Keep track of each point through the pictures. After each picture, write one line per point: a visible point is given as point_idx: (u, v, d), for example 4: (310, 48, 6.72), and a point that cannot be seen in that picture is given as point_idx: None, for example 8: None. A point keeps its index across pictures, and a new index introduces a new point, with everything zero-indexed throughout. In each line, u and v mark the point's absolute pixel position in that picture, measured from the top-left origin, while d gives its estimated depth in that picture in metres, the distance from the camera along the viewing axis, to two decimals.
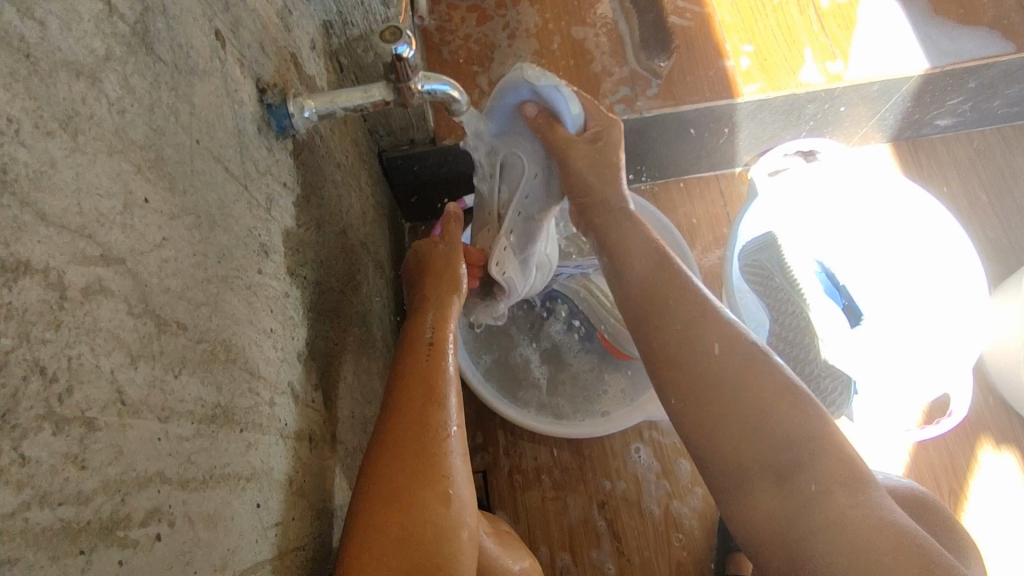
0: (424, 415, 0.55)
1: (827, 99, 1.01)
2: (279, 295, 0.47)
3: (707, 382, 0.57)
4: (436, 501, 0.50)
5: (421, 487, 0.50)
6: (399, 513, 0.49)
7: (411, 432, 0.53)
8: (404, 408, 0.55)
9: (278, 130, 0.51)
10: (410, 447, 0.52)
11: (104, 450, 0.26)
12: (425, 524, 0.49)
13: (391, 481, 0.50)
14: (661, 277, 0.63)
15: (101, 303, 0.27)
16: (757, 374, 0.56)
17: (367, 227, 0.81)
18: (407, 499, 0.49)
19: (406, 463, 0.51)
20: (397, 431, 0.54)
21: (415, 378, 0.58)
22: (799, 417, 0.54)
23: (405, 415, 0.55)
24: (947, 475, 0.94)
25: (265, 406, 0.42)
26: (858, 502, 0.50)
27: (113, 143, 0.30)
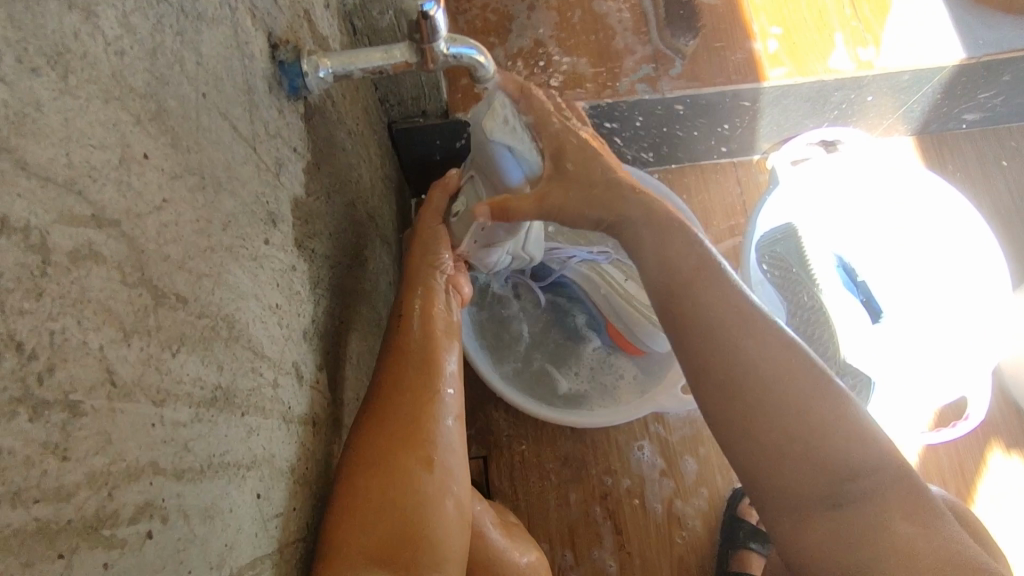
0: (423, 387, 0.53)
1: (856, 88, 0.97)
2: (285, 267, 0.44)
3: (765, 402, 0.48)
4: (424, 469, 0.48)
5: (415, 458, 0.48)
6: (388, 481, 0.46)
7: (410, 403, 0.51)
8: (400, 377, 0.53)
9: (290, 89, 0.47)
10: (404, 418, 0.50)
11: (91, 437, 0.23)
12: (410, 496, 0.47)
13: (381, 449, 0.48)
14: (698, 271, 0.51)
15: (91, 270, 0.24)
16: (820, 389, 0.48)
17: (375, 199, 0.77)
18: (398, 466, 0.47)
19: (399, 432, 0.49)
20: (394, 401, 0.51)
21: (414, 346, 0.55)
22: (861, 448, 0.47)
23: (402, 386, 0.52)
24: (955, 478, 0.91)
25: (268, 387, 0.39)
26: (923, 532, 0.45)
27: (108, 88, 0.26)
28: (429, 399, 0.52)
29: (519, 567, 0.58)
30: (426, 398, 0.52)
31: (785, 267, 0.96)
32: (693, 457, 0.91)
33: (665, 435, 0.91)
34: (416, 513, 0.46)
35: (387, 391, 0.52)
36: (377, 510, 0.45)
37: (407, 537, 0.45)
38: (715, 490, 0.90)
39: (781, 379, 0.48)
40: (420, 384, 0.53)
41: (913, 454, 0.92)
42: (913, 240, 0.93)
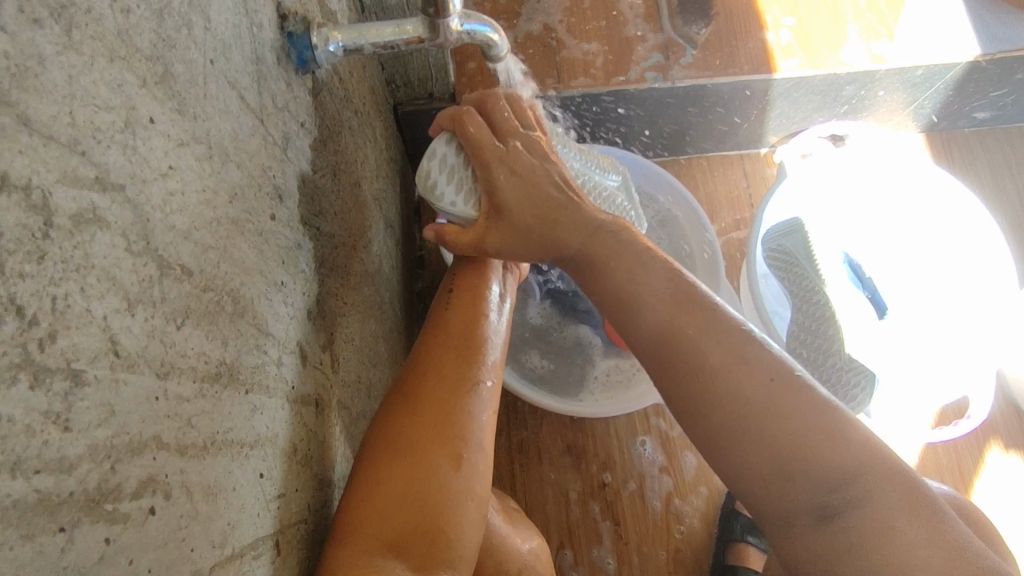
0: (460, 378, 0.51)
1: (868, 81, 0.96)
2: (291, 245, 0.43)
3: (729, 421, 0.45)
4: (450, 465, 0.46)
5: (443, 452, 0.46)
6: (412, 471, 0.45)
7: (440, 389, 0.50)
8: (438, 363, 0.52)
9: (298, 63, 0.46)
10: (434, 408, 0.48)
11: (94, 409, 0.22)
12: (434, 490, 0.45)
13: (414, 437, 0.47)
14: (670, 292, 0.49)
15: (94, 235, 0.23)
16: (787, 399, 0.44)
17: (380, 181, 0.76)
18: (422, 459, 0.46)
19: (431, 421, 0.48)
20: (427, 386, 0.50)
21: (454, 334, 0.54)
22: (837, 453, 0.43)
23: (437, 373, 0.51)
24: (954, 476, 0.91)
25: (272, 366, 0.38)
26: (922, 533, 0.41)
27: (114, 47, 0.25)
28: (464, 390, 0.50)
29: (521, 556, 0.57)
30: (461, 389, 0.50)
31: (791, 263, 0.89)
32: (694, 454, 0.90)
33: (666, 429, 0.91)
34: (434, 506, 0.45)
35: (420, 377, 0.51)
36: (399, 493, 0.44)
37: (424, 530, 0.44)
38: (714, 484, 0.89)
39: (748, 393, 0.45)
40: (457, 374, 0.51)
41: (913, 453, 0.92)
42: (919, 238, 0.93)
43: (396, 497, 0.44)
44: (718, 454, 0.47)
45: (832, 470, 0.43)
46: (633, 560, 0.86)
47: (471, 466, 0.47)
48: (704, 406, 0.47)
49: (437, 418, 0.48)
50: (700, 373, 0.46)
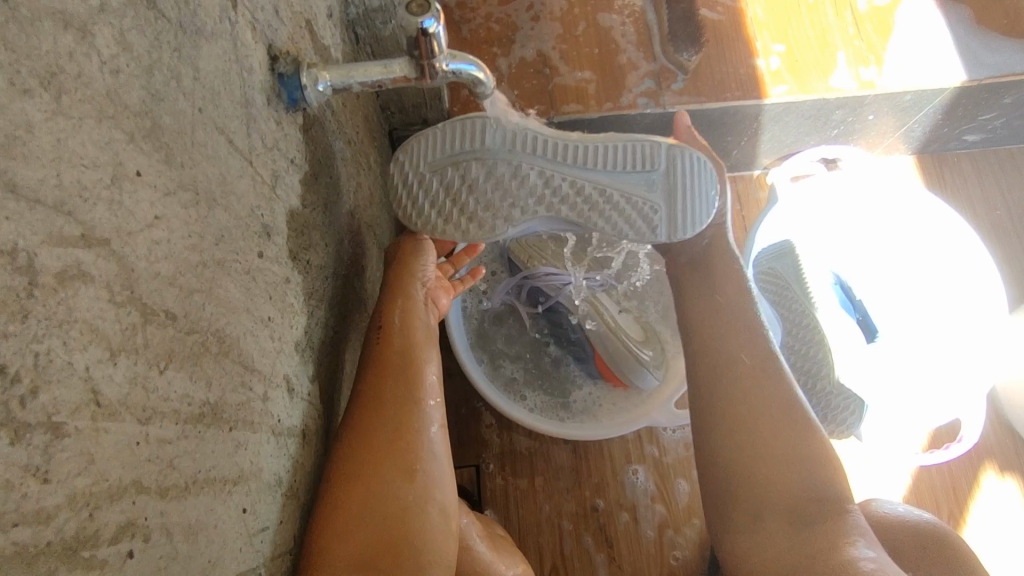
0: (405, 399, 0.53)
1: (857, 106, 0.97)
2: (280, 279, 0.44)
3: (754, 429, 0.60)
4: (403, 480, 0.49)
5: (399, 473, 0.49)
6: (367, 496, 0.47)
7: (385, 413, 0.51)
8: (378, 386, 0.52)
9: (289, 101, 0.48)
10: (386, 433, 0.50)
11: (73, 459, 0.23)
12: (394, 505, 0.48)
13: (363, 463, 0.48)
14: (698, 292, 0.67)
15: (78, 290, 0.24)
16: (784, 414, 0.61)
17: (374, 208, 0.77)
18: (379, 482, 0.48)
19: (379, 445, 0.49)
20: (374, 411, 0.51)
21: (395, 353, 0.55)
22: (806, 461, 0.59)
23: (380, 395, 0.52)
24: (948, 499, 0.91)
25: (258, 401, 0.39)
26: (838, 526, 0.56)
27: (102, 107, 0.26)
28: (410, 410, 0.52)
29: None
30: (407, 408, 0.52)
31: (782, 286, 0.92)
32: (686, 482, 0.90)
33: (660, 457, 0.91)
34: (395, 522, 0.47)
35: (365, 402, 0.51)
36: (356, 519, 0.46)
37: (389, 545, 0.47)
38: None
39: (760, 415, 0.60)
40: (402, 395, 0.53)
41: (905, 475, 0.92)
42: (914, 263, 0.93)
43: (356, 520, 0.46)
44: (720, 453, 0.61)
45: (800, 465, 0.58)
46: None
47: (426, 478, 0.50)
48: (727, 412, 0.61)
49: (386, 440, 0.50)
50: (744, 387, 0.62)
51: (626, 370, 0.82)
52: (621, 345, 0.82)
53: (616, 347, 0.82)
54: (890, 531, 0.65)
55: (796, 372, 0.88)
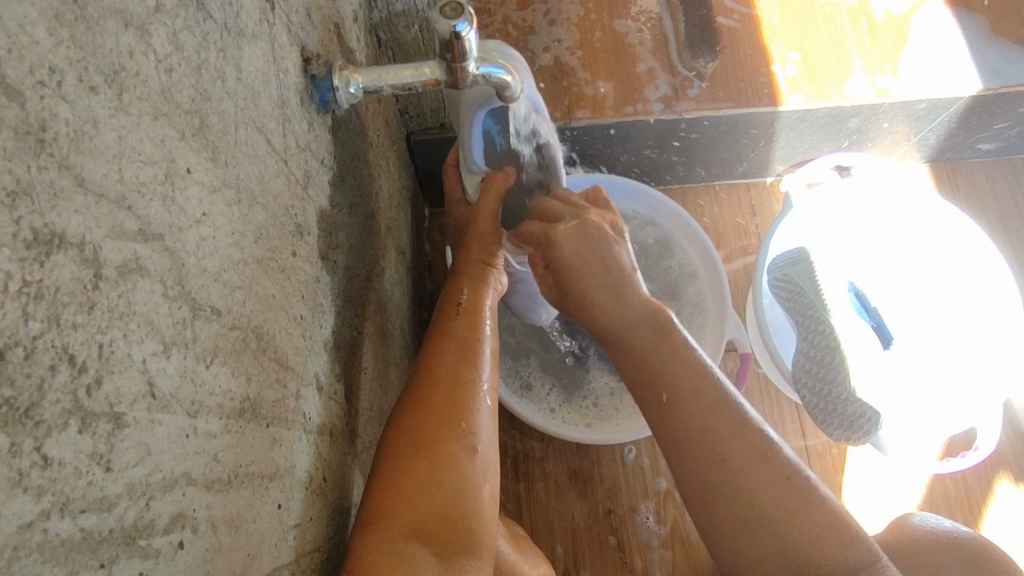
0: (463, 376, 0.53)
1: (872, 114, 0.97)
2: (310, 279, 0.45)
3: (734, 477, 0.53)
4: (466, 456, 0.49)
5: (460, 450, 0.49)
6: (428, 470, 0.47)
7: (450, 390, 0.52)
8: (443, 365, 0.54)
9: (320, 103, 0.48)
10: (450, 412, 0.51)
11: (131, 449, 0.23)
12: (454, 482, 0.47)
13: (429, 435, 0.49)
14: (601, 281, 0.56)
15: (136, 283, 0.24)
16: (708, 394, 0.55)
17: (391, 209, 0.79)
18: (440, 451, 0.48)
19: (442, 419, 0.50)
20: (436, 388, 0.52)
21: (454, 340, 0.56)
22: (756, 455, 0.53)
23: (445, 373, 0.53)
24: (963, 508, 0.91)
25: (291, 399, 0.39)
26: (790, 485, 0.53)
27: (158, 105, 0.27)
28: (471, 386, 0.53)
29: None
30: (470, 386, 0.53)
31: (797, 292, 0.88)
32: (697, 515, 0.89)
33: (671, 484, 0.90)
34: (453, 490, 0.47)
35: (427, 379, 0.53)
36: (415, 489, 0.46)
37: (447, 519, 0.46)
38: None
39: (740, 459, 0.53)
40: (462, 376, 0.53)
41: (919, 483, 0.92)
42: (932, 270, 0.93)
43: (422, 494, 0.46)
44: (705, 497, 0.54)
45: (743, 437, 0.54)
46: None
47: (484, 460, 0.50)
48: (711, 459, 0.54)
49: (449, 417, 0.50)
50: (712, 429, 0.54)
51: None
52: None
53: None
54: (932, 547, 0.65)
55: (812, 379, 0.86)
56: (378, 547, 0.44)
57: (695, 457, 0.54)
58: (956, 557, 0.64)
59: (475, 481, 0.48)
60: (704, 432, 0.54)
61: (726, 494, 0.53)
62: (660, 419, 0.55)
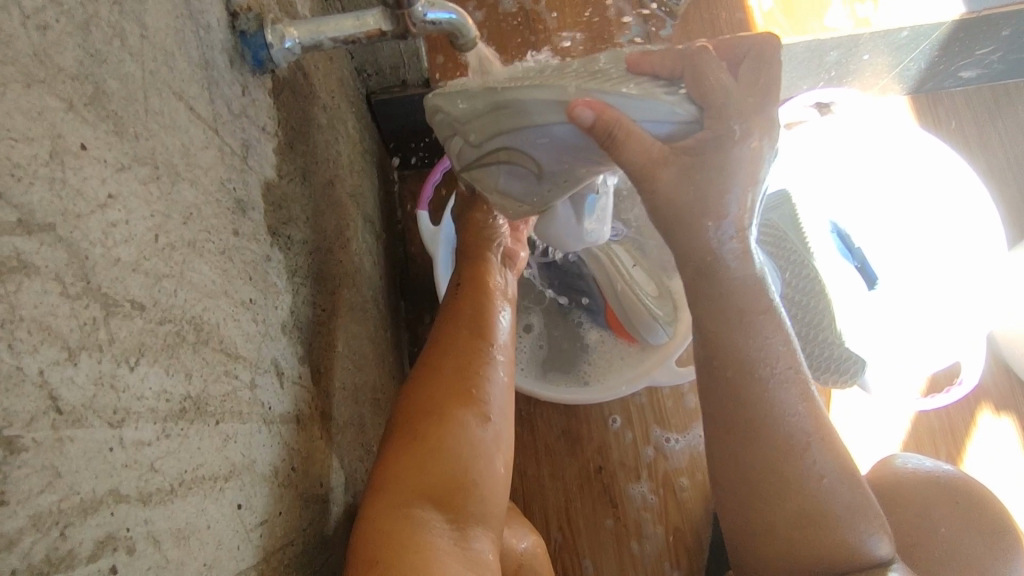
0: (474, 351, 0.57)
1: (851, 46, 0.93)
2: (257, 259, 0.41)
3: (791, 478, 0.54)
4: (476, 425, 0.52)
5: (473, 419, 0.52)
6: (441, 434, 0.50)
7: (463, 363, 0.55)
8: (461, 343, 0.57)
9: (255, 63, 0.43)
10: (457, 376, 0.54)
11: (33, 475, 0.20)
12: (466, 452, 0.50)
13: (440, 403, 0.52)
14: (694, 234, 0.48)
15: (21, 284, 0.21)
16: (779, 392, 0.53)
17: (353, 177, 0.75)
18: (451, 420, 0.51)
19: (453, 390, 0.53)
20: (446, 362, 0.55)
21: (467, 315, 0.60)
22: (816, 464, 0.54)
23: (458, 351, 0.56)
24: (945, 440, 0.92)
25: (245, 390, 0.37)
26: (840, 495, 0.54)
27: (30, 69, 0.22)
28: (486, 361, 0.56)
29: (518, 553, 0.57)
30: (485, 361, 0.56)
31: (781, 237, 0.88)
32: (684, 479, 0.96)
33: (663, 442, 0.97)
34: (464, 460, 0.49)
35: (439, 357, 0.56)
36: (430, 455, 0.49)
37: (458, 486, 0.48)
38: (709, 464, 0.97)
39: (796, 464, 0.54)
40: (473, 353, 0.56)
41: (903, 420, 0.92)
42: (922, 208, 0.90)
43: (439, 454, 0.49)
44: (742, 483, 0.55)
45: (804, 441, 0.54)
46: (634, 555, 0.94)
47: (494, 433, 0.52)
48: (756, 422, 0.53)
49: (459, 392, 0.53)
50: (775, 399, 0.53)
51: (639, 332, 0.85)
52: (636, 308, 0.84)
53: (631, 310, 0.84)
54: (916, 489, 0.65)
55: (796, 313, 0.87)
56: (390, 514, 0.45)
57: (743, 403, 0.53)
58: (952, 504, 0.64)
59: (484, 449, 0.51)
60: (763, 425, 0.53)
61: (765, 489, 0.54)
62: (726, 398, 0.54)
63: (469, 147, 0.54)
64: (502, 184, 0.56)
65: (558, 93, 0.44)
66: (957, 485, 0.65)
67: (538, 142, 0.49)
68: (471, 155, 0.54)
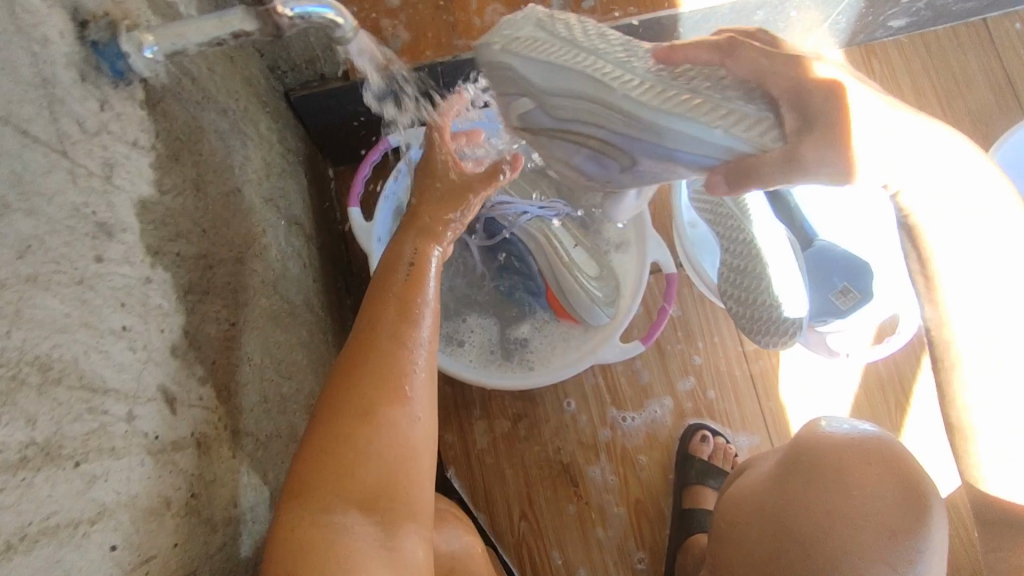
0: (402, 337, 0.53)
1: (778, 3, 0.92)
2: (135, 281, 0.40)
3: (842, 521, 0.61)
4: (402, 421, 0.49)
5: (399, 415, 0.49)
6: (365, 438, 0.47)
7: (389, 352, 0.51)
8: (385, 329, 0.53)
9: (114, 73, 0.40)
10: (384, 366, 0.51)
11: None
12: (389, 451, 0.48)
13: (362, 399, 0.49)
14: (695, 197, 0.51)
15: None
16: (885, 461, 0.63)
17: (269, 180, 0.73)
18: (374, 419, 0.48)
19: (377, 382, 0.50)
20: (369, 352, 0.51)
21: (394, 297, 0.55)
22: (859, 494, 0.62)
23: (383, 336, 0.52)
24: (894, 388, 0.99)
25: (118, 424, 0.36)
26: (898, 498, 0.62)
27: None
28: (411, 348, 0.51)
29: (451, 552, 0.57)
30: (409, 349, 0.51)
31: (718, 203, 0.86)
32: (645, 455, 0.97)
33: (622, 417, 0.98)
34: (388, 461, 0.48)
35: (362, 345, 0.52)
36: (354, 460, 0.46)
37: (385, 489, 0.47)
38: (667, 434, 0.99)
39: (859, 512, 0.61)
40: (400, 340, 0.52)
41: None
42: None
43: (361, 458, 0.47)
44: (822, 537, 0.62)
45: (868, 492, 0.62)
46: (599, 541, 0.94)
47: (419, 425, 0.50)
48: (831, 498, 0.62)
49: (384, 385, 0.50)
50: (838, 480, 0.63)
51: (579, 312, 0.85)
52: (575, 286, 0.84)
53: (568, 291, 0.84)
54: (842, 456, 0.64)
55: (739, 290, 0.85)
56: (310, 529, 0.44)
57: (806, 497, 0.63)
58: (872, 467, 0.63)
59: (407, 445, 0.49)
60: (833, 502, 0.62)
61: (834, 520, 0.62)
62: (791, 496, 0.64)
63: (540, 112, 0.53)
64: (561, 151, 0.56)
65: (705, 128, 0.47)
66: (885, 447, 0.64)
67: (653, 151, 0.51)
68: (545, 121, 0.53)
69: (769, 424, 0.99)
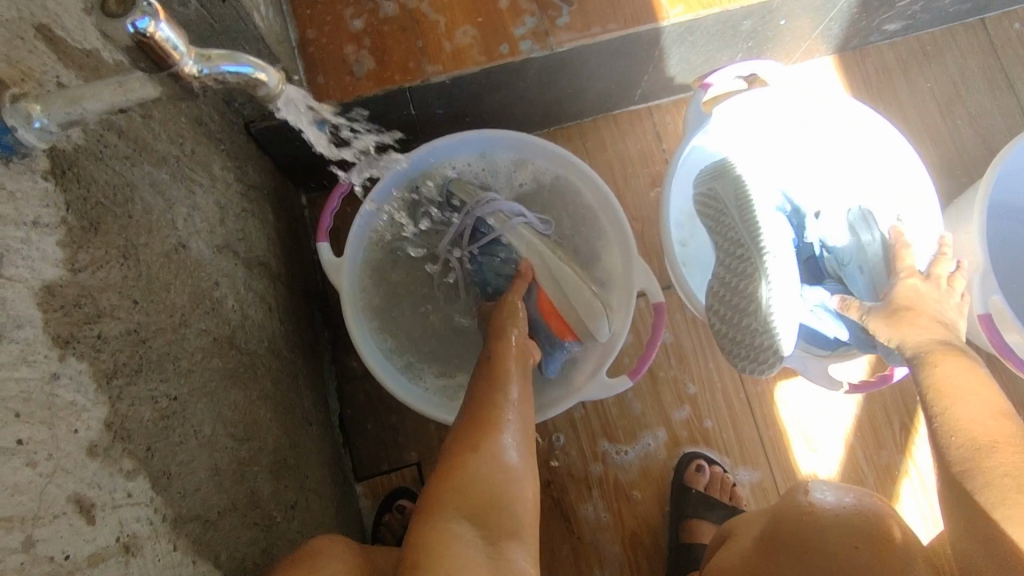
0: (477, 442, 0.58)
1: (765, 13, 0.86)
2: (39, 381, 0.36)
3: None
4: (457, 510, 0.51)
5: (455, 501, 0.52)
6: (423, 520, 0.51)
7: (463, 451, 0.57)
8: (468, 439, 0.58)
9: (0, 148, 0.36)
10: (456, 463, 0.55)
11: None
12: (435, 534, 0.49)
13: (434, 487, 0.54)
14: None
15: None
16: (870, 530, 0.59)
17: (226, 226, 0.69)
18: (436, 507, 0.52)
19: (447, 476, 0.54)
20: (448, 459, 0.56)
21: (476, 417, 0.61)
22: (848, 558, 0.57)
23: (464, 447, 0.57)
24: (897, 409, 0.94)
25: (15, 554, 0.32)
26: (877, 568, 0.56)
27: None
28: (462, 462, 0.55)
29: None
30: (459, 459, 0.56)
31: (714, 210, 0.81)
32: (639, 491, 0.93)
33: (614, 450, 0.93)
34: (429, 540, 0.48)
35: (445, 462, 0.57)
36: (417, 539, 0.49)
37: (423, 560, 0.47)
38: (662, 465, 0.94)
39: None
40: (473, 446, 0.57)
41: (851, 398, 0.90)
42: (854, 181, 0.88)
43: (416, 539, 0.49)
44: None
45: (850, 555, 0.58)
46: None
47: (470, 517, 0.51)
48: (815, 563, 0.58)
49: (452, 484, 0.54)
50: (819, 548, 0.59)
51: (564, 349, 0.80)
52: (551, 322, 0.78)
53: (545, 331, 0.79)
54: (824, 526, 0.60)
55: (724, 307, 0.79)
56: None
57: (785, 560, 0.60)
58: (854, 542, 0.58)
59: (448, 526, 0.49)
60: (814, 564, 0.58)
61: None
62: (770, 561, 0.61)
63: None
64: None
65: None
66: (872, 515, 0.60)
67: None
68: None
69: (769, 454, 0.95)
